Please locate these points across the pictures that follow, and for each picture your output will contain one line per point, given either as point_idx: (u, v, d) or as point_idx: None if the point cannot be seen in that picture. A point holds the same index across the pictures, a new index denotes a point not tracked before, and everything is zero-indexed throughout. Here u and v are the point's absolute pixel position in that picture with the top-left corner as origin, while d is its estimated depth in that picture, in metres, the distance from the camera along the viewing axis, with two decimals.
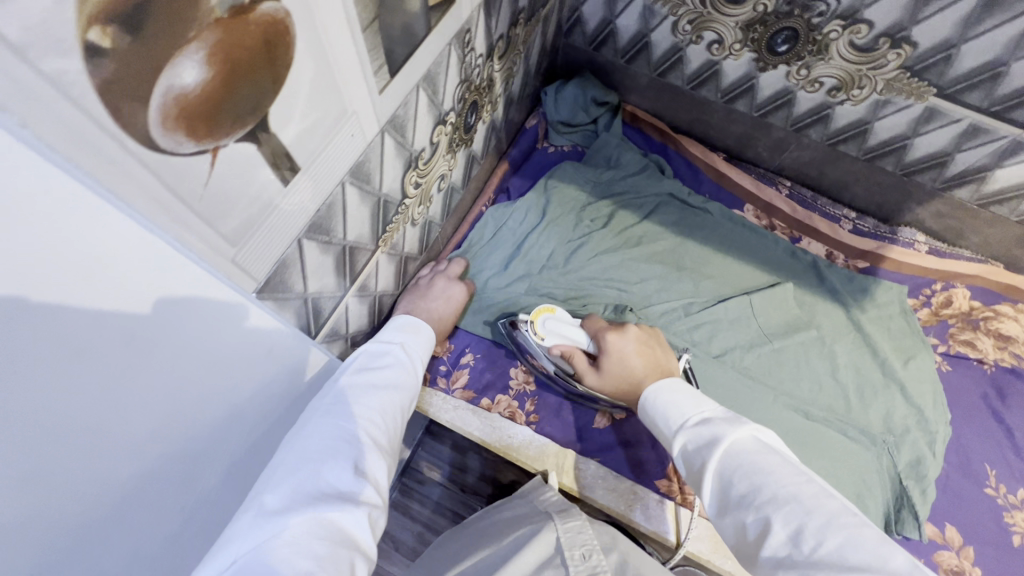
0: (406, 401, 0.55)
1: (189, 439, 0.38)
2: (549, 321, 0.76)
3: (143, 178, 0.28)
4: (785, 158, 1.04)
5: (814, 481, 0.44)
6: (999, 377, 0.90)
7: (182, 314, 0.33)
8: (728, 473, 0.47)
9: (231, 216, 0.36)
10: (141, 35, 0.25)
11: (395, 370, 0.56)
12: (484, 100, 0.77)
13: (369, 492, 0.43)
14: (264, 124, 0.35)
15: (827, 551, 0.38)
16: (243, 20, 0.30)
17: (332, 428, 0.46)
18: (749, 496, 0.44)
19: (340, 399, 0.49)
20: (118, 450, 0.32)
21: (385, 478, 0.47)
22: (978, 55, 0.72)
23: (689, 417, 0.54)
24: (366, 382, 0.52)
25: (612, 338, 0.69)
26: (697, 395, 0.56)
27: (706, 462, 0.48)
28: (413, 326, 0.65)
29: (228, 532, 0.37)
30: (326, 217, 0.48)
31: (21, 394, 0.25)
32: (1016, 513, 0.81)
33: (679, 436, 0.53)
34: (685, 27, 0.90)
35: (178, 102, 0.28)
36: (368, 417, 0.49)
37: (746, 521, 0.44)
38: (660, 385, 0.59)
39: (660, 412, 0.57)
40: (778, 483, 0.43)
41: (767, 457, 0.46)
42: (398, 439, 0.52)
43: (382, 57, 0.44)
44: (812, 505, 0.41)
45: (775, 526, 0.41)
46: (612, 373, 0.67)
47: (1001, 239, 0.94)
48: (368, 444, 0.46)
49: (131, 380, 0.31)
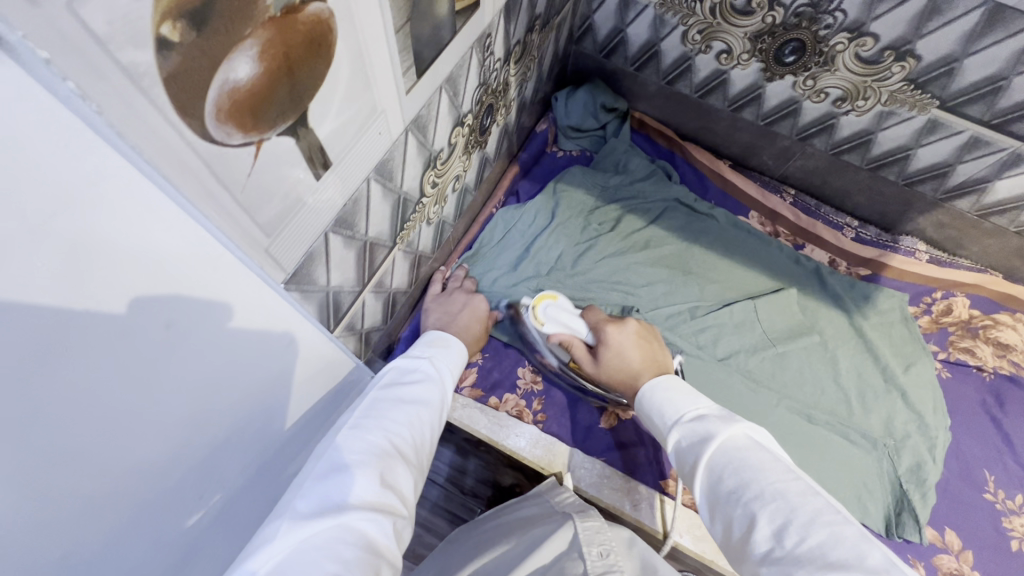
0: (435, 415, 0.55)
1: (214, 418, 0.39)
2: (550, 308, 0.78)
3: (198, 171, 0.30)
4: (789, 166, 1.06)
5: (802, 479, 0.43)
6: (998, 384, 0.92)
7: (215, 303, 0.35)
8: (716, 469, 0.46)
9: (269, 207, 0.37)
10: (205, 30, 0.26)
11: (426, 384, 0.57)
12: (499, 103, 0.79)
13: (395, 504, 0.43)
14: (304, 120, 0.36)
15: (809, 546, 0.38)
16: (293, 19, 0.31)
17: (360, 440, 0.46)
18: (737, 490, 0.43)
19: (368, 411, 0.50)
20: (152, 429, 0.33)
21: (412, 492, 0.47)
22: (980, 69, 0.74)
23: (686, 412, 0.53)
24: (396, 395, 0.53)
25: (611, 330, 0.71)
26: (693, 392, 0.56)
27: (698, 457, 0.48)
28: (443, 340, 0.69)
29: (262, 536, 0.38)
30: (351, 212, 0.50)
31: (74, 366, 0.26)
32: (1015, 518, 0.82)
33: (674, 430, 0.53)
34: (694, 36, 0.92)
35: (231, 95, 0.30)
36: (395, 429, 0.49)
37: (732, 517, 0.43)
38: (658, 383, 0.59)
39: (656, 408, 0.56)
40: (765, 479, 0.43)
41: (758, 455, 0.45)
42: (427, 454, 0.52)
43: (411, 59, 0.46)
44: (799, 502, 0.41)
45: (761, 522, 0.41)
46: (609, 363, 0.69)
47: (1000, 250, 0.97)
48: (394, 455, 0.46)
49: (167, 365, 0.33)
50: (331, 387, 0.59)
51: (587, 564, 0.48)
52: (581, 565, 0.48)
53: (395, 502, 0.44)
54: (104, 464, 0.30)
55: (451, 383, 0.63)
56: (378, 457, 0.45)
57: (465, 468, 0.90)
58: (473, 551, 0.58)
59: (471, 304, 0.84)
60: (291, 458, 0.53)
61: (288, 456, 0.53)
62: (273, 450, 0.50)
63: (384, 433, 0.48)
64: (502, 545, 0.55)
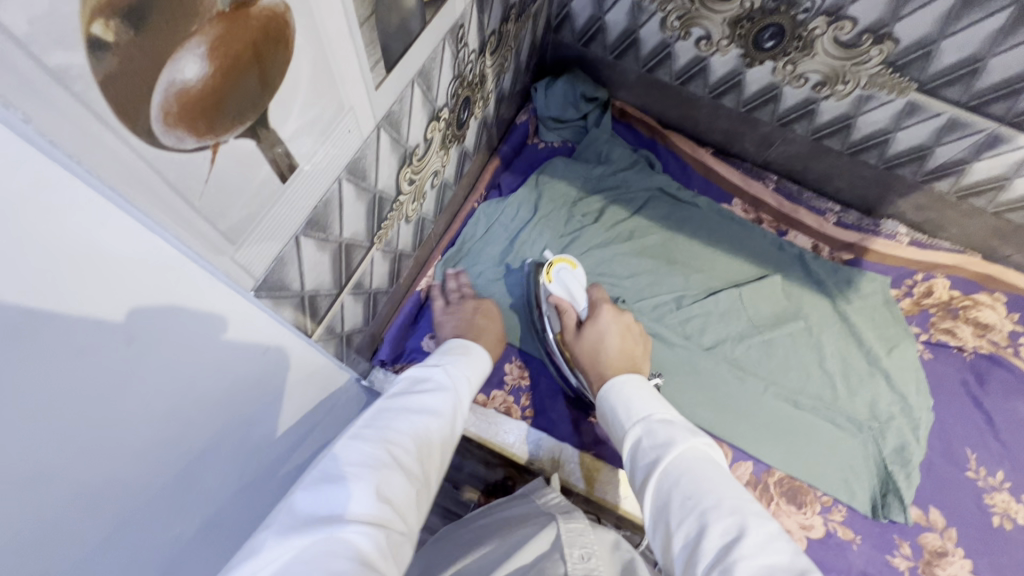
0: (446, 427, 0.54)
1: (203, 428, 0.38)
2: (563, 272, 0.81)
3: (149, 182, 0.28)
4: (771, 152, 1.06)
5: (753, 501, 0.44)
6: (978, 364, 0.94)
7: (178, 309, 0.33)
8: (673, 475, 0.45)
9: (230, 214, 0.36)
10: (144, 29, 0.24)
11: (437, 395, 0.56)
12: (476, 96, 0.78)
13: (393, 517, 0.42)
14: (264, 121, 0.35)
15: (759, 566, 0.38)
16: (244, 15, 0.29)
17: (361, 449, 0.45)
18: (694, 498, 0.43)
19: (371, 421, 0.49)
20: (119, 448, 0.31)
21: (415, 505, 0.45)
22: (956, 51, 0.74)
23: (652, 413, 0.52)
24: (404, 404, 0.53)
25: (605, 312, 0.73)
26: (659, 395, 0.55)
27: (657, 460, 0.47)
28: (462, 348, 0.69)
29: (256, 544, 0.37)
30: (323, 214, 0.48)
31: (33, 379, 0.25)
32: (996, 494, 0.84)
33: (636, 428, 0.52)
34: (673, 23, 0.91)
35: (180, 97, 0.28)
36: (399, 438, 0.48)
37: (681, 526, 0.43)
38: (626, 380, 0.58)
39: (621, 402, 0.56)
40: (723, 495, 0.43)
41: (717, 470, 0.46)
42: (435, 466, 0.50)
43: (379, 53, 0.44)
44: (753, 522, 0.41)
45: (710, 533, 0.41)
46: (588, 340, 0.70)
47: (979, 231, 0.98)
48: (396, 466, 0.45)
49: (130, 386, 0.31)
50: (314, 393, 0.58)
51: (568, 567, 0.47)
52: (562, 567, 0.47)
53: (393, 515, 0.42)
54: (83, 487, 0.29)
55: (468, 393, 0.62)
56: (378, 466, 0.44)
57: (455, 468, 0.90)
58: (461, 547, 0.57)
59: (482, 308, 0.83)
60: (281, 466, 0.52)
61: (277, 464, 0.52)
62: (261, 461, 0.49)
63: (386, 442, 0.47)
64: (488, 544, 0.54)
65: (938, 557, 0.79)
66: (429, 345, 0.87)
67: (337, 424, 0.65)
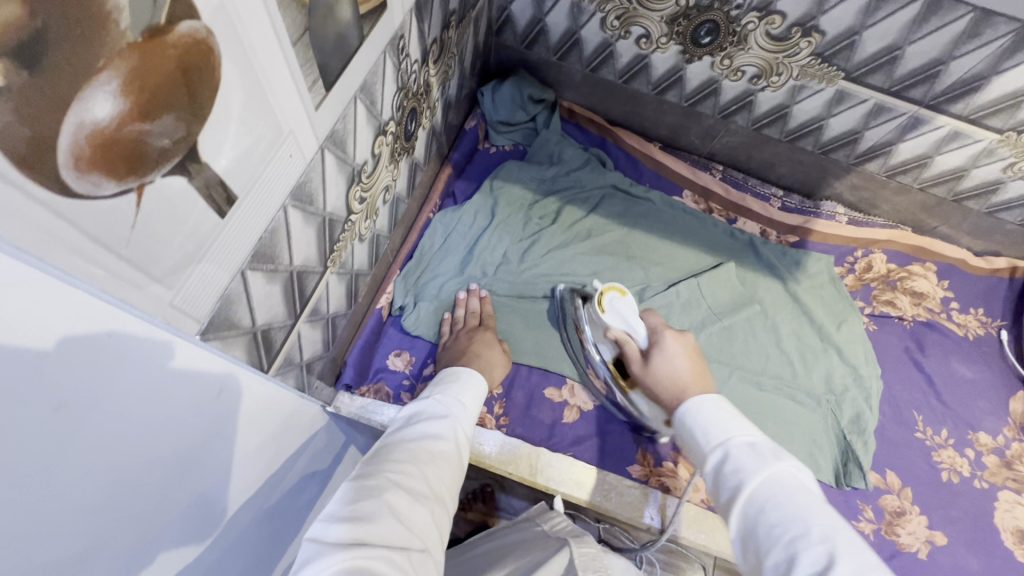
0: (449, 448, 0.52)
1: (160, 491, 0.35)
2: (616, 300, 0.74)
3: (63, 234, 0.25)
4: (715, 144, 1.09)
5: (849, 529, 0.42)
6: (917, 331, 1.00)
7: (126, 358, 0.29)
8: (760, 501, 0.44)
9: (164, 257, 0.33)
10: (39, 69, 0.22)
11: (434, 422, 0.54)
12: (422, 106, 0.76)
13: (405, 537, 0.41)
14: (194, 154, 0.32)
15: None
16: (160, 46, 0.27)
17: (357, 486, 0.44)
18: (781, 526, 0.42)
19: (369, 458, 0.48)
20: (56, 523, 0.27)
21: (427, 524, 0.44)
22: (878, 41, 0.78)
23: (732, 436, 0.50)
24: (398, 437, 0.51)
25: (665, 338, 0.69)
26: (741, 415, 0.52)
27: (740, 485, 0.46)
28: (452, 373, 0.65)
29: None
30: (270, 243, 0.45)
31: None
32: (943, 451, 0.89)
33: (716, 453, 0.49)
34: (613, 22, 0.92)
35: (91, 142, 0.25)
36: (394, 465, 0.46)
37: (770, 553, 0.42)
38: (705, 400, 0.55)
39: (699, 424, 0.53)
40: (815, 520, 0.42)
41: (803, 494, 0.44)
42: (447, 485, 0.49)
43: (316, 71, 0.42)
44: (848, 549, 0.39)
45: (803, 561, 0.40)
46: (656, 373, 0.66)
47: (908, 206, 1.04)
48: (395, 490, 0.44)
49: (63, 454, 0.26)
50: (290, 433, 0.55)
51: None
52: None
53: (404, 535, 0.41)
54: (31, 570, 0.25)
55: (468, 414, 0.59)
56: (377, 492, 0.43)
57: None
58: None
59: (477, 337, 0.81)
60: (251, 506, 0.47)
61: (251, 501, 0.47)
62: (237, 500, 0.45)
63: (383, 472, 0.45)
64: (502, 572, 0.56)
65: (897, 516, 0.83)
66: (394, 362, 0.86)
67: (311, 454, 0.61)
